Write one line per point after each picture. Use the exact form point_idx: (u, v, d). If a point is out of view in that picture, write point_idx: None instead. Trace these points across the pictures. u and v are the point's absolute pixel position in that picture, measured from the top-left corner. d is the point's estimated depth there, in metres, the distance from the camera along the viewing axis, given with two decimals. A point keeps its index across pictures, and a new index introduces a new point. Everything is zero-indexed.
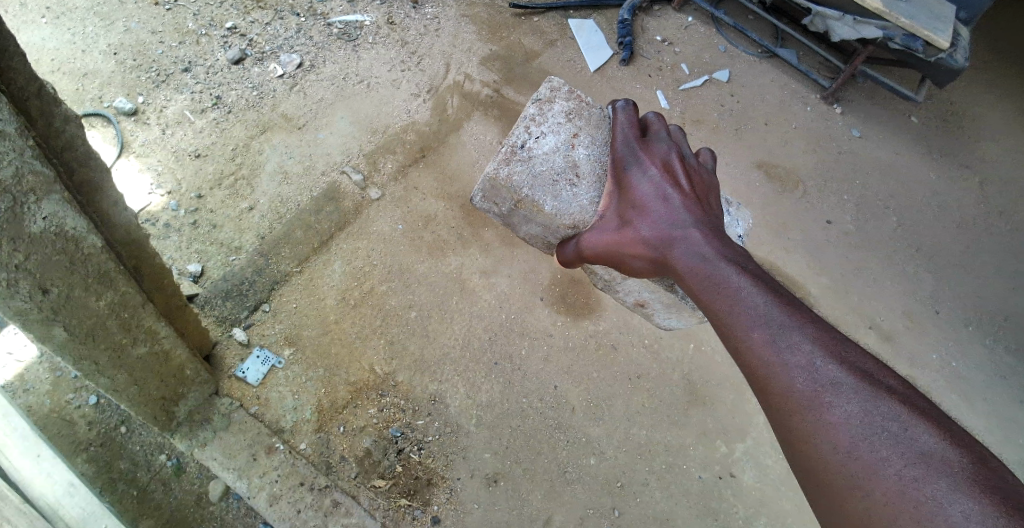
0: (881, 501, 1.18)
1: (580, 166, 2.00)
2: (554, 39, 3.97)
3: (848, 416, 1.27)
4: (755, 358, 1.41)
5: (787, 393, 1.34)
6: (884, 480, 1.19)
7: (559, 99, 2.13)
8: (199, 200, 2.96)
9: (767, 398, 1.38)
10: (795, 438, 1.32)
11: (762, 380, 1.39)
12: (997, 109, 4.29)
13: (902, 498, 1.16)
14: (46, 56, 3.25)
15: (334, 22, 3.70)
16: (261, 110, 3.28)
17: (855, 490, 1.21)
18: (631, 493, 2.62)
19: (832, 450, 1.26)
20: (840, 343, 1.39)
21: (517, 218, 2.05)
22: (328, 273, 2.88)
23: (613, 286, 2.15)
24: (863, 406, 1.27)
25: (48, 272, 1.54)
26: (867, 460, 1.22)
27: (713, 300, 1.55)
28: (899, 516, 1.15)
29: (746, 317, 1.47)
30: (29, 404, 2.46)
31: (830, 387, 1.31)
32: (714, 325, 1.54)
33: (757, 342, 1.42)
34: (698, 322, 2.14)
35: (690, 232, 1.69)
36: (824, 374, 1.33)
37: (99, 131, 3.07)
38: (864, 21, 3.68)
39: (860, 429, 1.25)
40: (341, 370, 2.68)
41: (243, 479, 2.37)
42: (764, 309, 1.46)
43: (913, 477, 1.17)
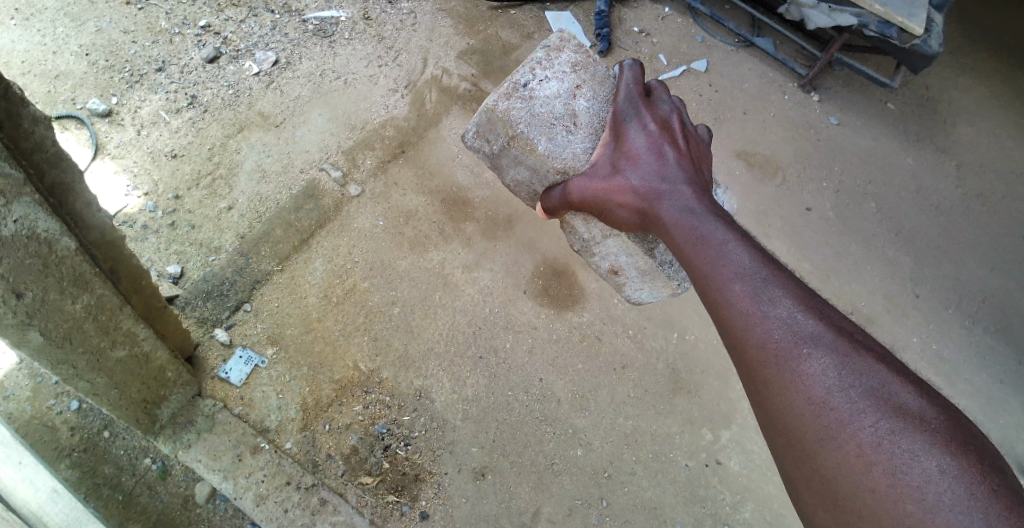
0: (853, 452, 1.19)
1: (578, 116, 2.04)
2: (532, 32, 3.96)
3: (825, 368, 1.29)
4: (733, 307, 1.44)
5: (764, 343, 1.37)
6: (857, 431, 1.20)
7: (568, 49, 2.15)
8: (177, 201, 2.93)
9: (742, 348, 1.41)
10: (770, 389, 1.34)
11: (739, 329, 1.42)
12: (970, 93, 4.35)
13: (876, 450, 1.17)
14: (16, 59, 3.20)
15: (309, 18, 3.67)
16: (237, 109, 3.25)
17: (826, 441, 1.23)
18: (618, 483, 2.64)
19: (806, 401, 1.28)
20: (820, 303, 1.42)
21: (507, 158, 2.11)
22: (310, 271, 2.87)
23: (589, 249, 2.16)
24: (841, 360, 1.29)
25: (22, 276, 1.51)
26: (841, 411, 1.23)
27: (696, 250, 1.59)
28: (870, 466, 1.16)
29: (728, 269, 1.50)
30: (9, 412, 2.42)
31: (809, 339, 1.33)
32: (693, 275, 1.58)
33: (738, 293, 1.45)
34: (670, 294, 2.16)
35: (678, 188, 1.74)
36: (805, 328, 1.35)
37: (73, 133, 3.02)
38: (839, 9, 3.72)
39: (836, 381, 1.27)
40: (325, 368, 2.67)
41: (229, 480, 2.36)
42: (748, 265, 1.49)
43: (888, 431, 1.18)
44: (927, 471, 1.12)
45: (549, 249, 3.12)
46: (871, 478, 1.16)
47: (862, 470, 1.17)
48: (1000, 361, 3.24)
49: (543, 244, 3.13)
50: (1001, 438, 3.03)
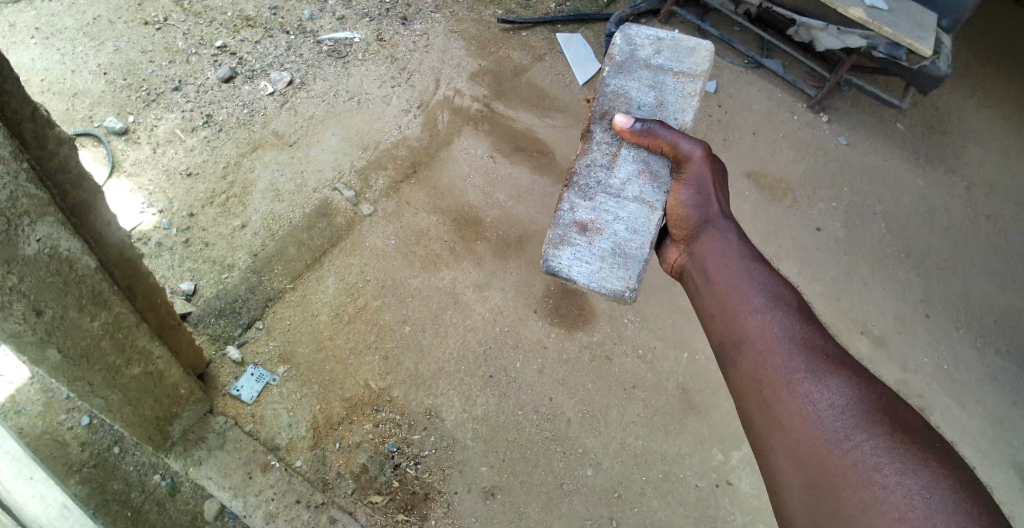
0: (866, 453, 1.41)
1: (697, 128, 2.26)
2: (543, 54, 4.00)
3: (845, 383, 1.54)
4: (767, 320, 1.72)
5: (792, 354, 1.63)
6: (870, 438, 1.43)
7: None
8: (191, 218, 2.97)
9: (768, 354, 1.66)
10: (788, 394, 1.58)
11: (771, 340, 1.68)
12: (980, 115, 4.36)
13: (886, 452, 1.39)
14: (36, 77, 3.26)
15: (324, 39, 3.73)
16: (252, 128, 3.30)
17: (842, 441, 1.45)
18: (628, 504, 2.62)
19: (827, 407, 1.51)
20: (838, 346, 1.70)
21: (652, 77, 2.19)
22: (322, 289, 2.89)
23: (598, 189, 2.06)
24: (859, 383, 1.55)
25: (42, 294, 1.53)
26: (856, 419, 1.47)
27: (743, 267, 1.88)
28: (881, 465, 1.37)
29: (767, 293, 1.79)
30: (21, 426, 2.44)
31: (835, 362, 1.60)
32: (731, 286, 1.85)
33: (778, 316, 1.73)
34: (609, 292, 1.98)
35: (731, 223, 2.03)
36: (832, 354, 1.62)
37: (90, 150, 3.07)
38: (848, 30, 3.77)
39: (855, 395, 1.51)
40: (336, 387, 2.67)
41: (238, 498, 2.35)
42: (787, 301, 1.77)
43: (898, 440, 1.40)
44: (932, 476, 1.33)
45: None
46: (881, 476, 1.36)
47: (873, 467, 1.38)
48: (1014, 384, 3.21)
49: None
50: (1016, 462, 2.99)
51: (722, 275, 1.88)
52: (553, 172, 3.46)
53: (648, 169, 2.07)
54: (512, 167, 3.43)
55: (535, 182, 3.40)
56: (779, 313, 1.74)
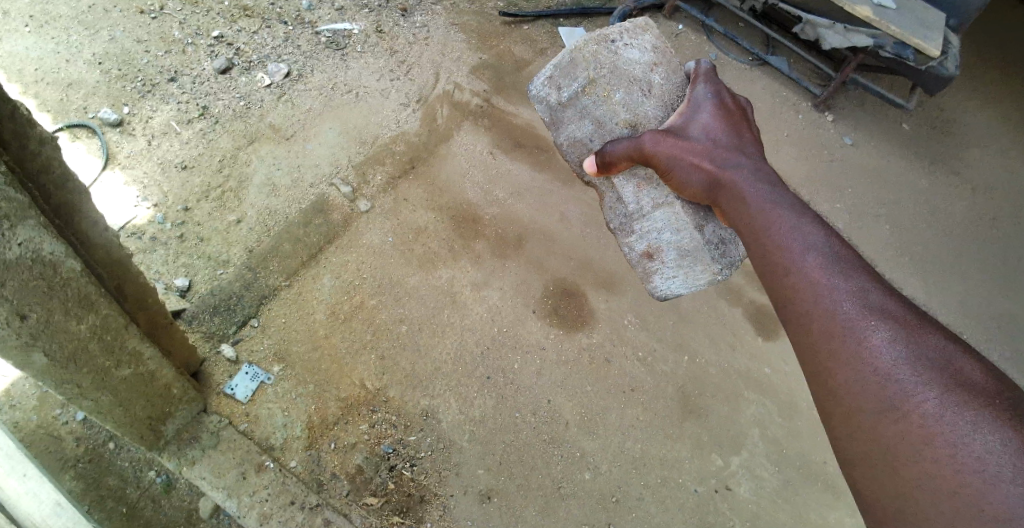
0: (916, 422, 1.27)
1: (653, 85, 2.14)
2: (544, 48, 3.96)
3: (891, 340, 1.37)
4: (799, 277, 1.55)
5: (828, 314, 1.47)
6: (922, 404, 1.28)
7: (649, 34, 2.23)
8: (186, 213, 2.92)
9: (804, 318, 1.50)
10: (830, 361, 1.43)
11: (805, 300, 1.51)
12: (985, 116, 4.32)
13: (937, 421, 1.25)
14: (29, 66, 3.19)
15: (322, 30, 3.68)
16: (248, 120, 3.24)
17: (889, 412, 1.31)
18: (625, 508, 2.60)
19: (871, 371, 1.36)
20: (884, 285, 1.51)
21: (575, 106, 2.21)
22: (318, 287, 2.85)
23: (631, 219, 2.19)
24: (904, 335, 1.38)
25: (25, 298, 1.49)
26: (905, 383, 1.32)
27: (766, 216, 1.70)
28: (933, 436, 1.24)
29: (795, 245, 1.61)
30: (15, 421, 2.41)
31: (877, 313, 1.43)
32: (761, 244, 1.68)
33: (812, 266, 1.55)
34: (705, 284, 2.11)
35: (750, 162, 1.82)
36: (873, 304, 1.44)
37: (84, 142, 3.02)
38: (855, 29, 3.70)
39: (900, 354, 1.35)
40: (331, 387, 2.64)
41: (232, 499, 2.30)
42: (821, 247, 1.58)
43: (950, 404, 1.26)
44: (991, 444, 1.18)
45: (559, 269, 3.11)
46: (936, 449, 1.23)
47: (923, 440, 1.25)
48: None
49: (552, 264, 3.12)
50: None
51: (749, 233, 1.72)
52: (554, 169, 3.43)
53: (641, 179, 2.13)
54: (512, 164, 3.40)
55: (535, 179, 3.37)
56: (809, 264, 1.56)
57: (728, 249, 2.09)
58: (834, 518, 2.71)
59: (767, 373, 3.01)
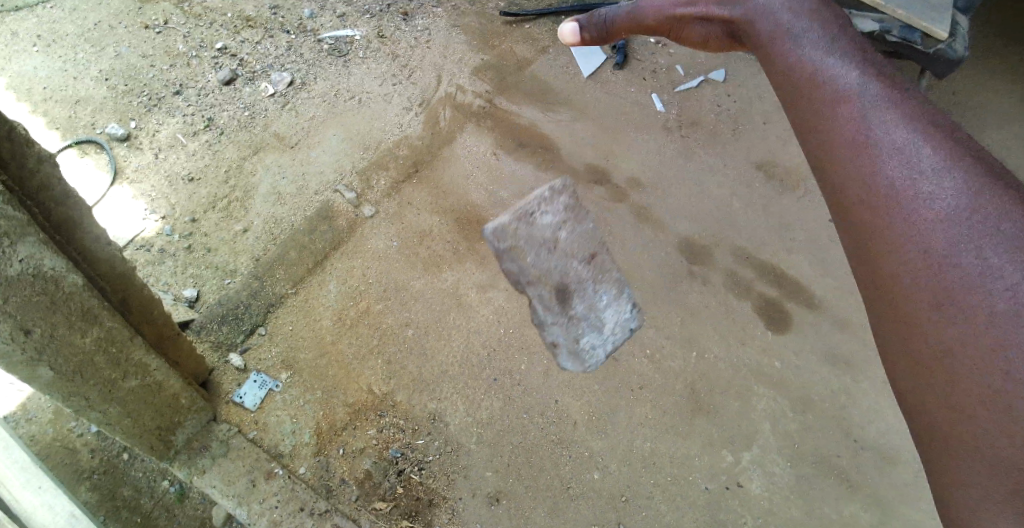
0: (978, 317, 1.11)
1: (563, 232, 2.00)
2: (546, 47, 3.95)
3: (951, 207, 1.18)
4: (835, 127, 1.35)
5: (869, 168, 1.28)
6: (988, 298, 1.11)
7: (564, 200, 2.00)
8: (193, 224, 2.95)
9: (850, 178, 1.29)
10: (876, 226, 1.25)
11: (843, 151, 1.32)
12: (1002, 98, 4.21)
13: (1004, 320, 1.09)
14: (39, 86, 3.26)
15: (324, 37, 3.70)
16: (253, 130, 3.27)
17: (943, 302, 1.16)
18: (636, 508, 2.57)
19: (925, 244, 1.19)
20: (936, 117, 1.31)
21: (509, 255, 1.98)
22: (324, 293, 2.87)
23: (537, 317, 2.11)
24: (969, 199, 1.18)
25: (28, 313, 1.52)
26: (959, 251, 1.15)
27: (800, 63, 1.46)
28: (996, 339, 1.09)
29: (830, 88, 1.39)
30: (32, 434, 2.46)
31: (938, 173, 1.21)
32: (788, 90, 1.48)
33: (857, 122, 1.32)
34: (596, 363, 2.17)
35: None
36: (928, 163, 1.23)
37: (92, 158, 3.07)
38: (861, 14, 3.64)
39: (961, 226, 1.16)
40: (339, 392, 2.65)
41: (242, 506, 2.32)
42: (868, 97, 1.34)
43: (1021, 298, 1.09)
44: None
45: None
46: (997, 360, 1.09)
47: (982, 344, 1.10)
48: None
49: None
50: None
51: (774, 77, 1.53)
52: (558, 168, 3.42)
53: (547, 299, 2.04)
54: (516, 164, 3.39)
55: (539, 179, 3.36)
56: (849, 107, 1.35)
57: (614, 334, 2.16)
58: (850, 514, 2.66)
59: (779, 368, 2.97)
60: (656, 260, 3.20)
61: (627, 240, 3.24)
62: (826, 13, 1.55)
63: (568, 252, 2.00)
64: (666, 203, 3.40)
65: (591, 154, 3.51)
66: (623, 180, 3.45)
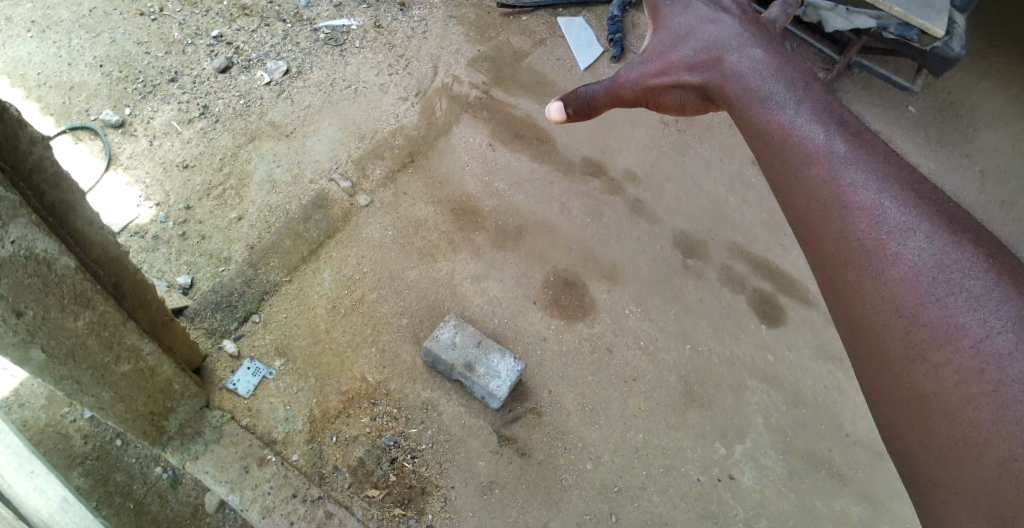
0: (949, 373, 1.13)
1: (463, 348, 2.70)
2: (543, 39, 3.95)
3: (919, 266, 1.21)
4: (813, 192, 1.38)
5: (851, 234, 1.30)
6: (960, 353, 1.13)
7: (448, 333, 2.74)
8: (188, 211, 2.94)
9: (826, 241, 1.34)
10: (854, 290, 1.28)
11: (824, 219, 1.35)
12: (995, 97, 4.25)
13: (976, 376, 1.10)
14: (32, 71, 3.24)
15: (320, 26, 3.69)
16: (248, 119, 3.27)
17: (918, 359, 1.18)
18: (627, 498, 2.59)
19: (898, 304, 1.21)
20: (912, 176, 1.33)
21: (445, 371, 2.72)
22: (318, 282, 2.87)
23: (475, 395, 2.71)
24: (937, 257, 1.20)
25: (20, 295, 1.51)
26: (948, 316, 1.16)
27: (771, 119, 1.50)
28: (971, 395, 1.10)
29: (806, 149, 1.42)
30: (24, 419, 2.45)
31: (904, 233, 1.25)
32: (765, 151, 1.50)
33: (827, 182, 1.36)
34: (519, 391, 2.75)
35: (742, 48, 1.61)
36: (894, 221, 1.27)
37: (86, 144, 3.05)
38: (857, 10, 3.67)
39: (931, 285, 1.19)
40: (333, 380, 2.65)
41: (235, 492, 2.32)
42: (836, 154, 1.38)
43: (993, 353, 1.10)
44: None
45: (560, 260, 3.10)
46: (971, 414, 1.10)
47: (960, 400, 1.12)
48: None
49: (552, 255, 3.11)
50: None
51: (753, 140, 1.55)
52: (554, 161, 3.43)
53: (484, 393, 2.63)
54: (512, 156, 3.40)
55: (535, 171, 3.37)
56: (823, 168, 1.38)
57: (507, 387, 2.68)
58: (840, 507, 2.68)
59: (772, 361, 2.99)
60: (651, 252, 3.21)
61: (623, 233, 3.25)
62: (795, 73, 1.59)
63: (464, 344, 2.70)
64: (661, 197, 3.42)
65: (587, 146, 3.52)
66: (618, 173, 3.46)
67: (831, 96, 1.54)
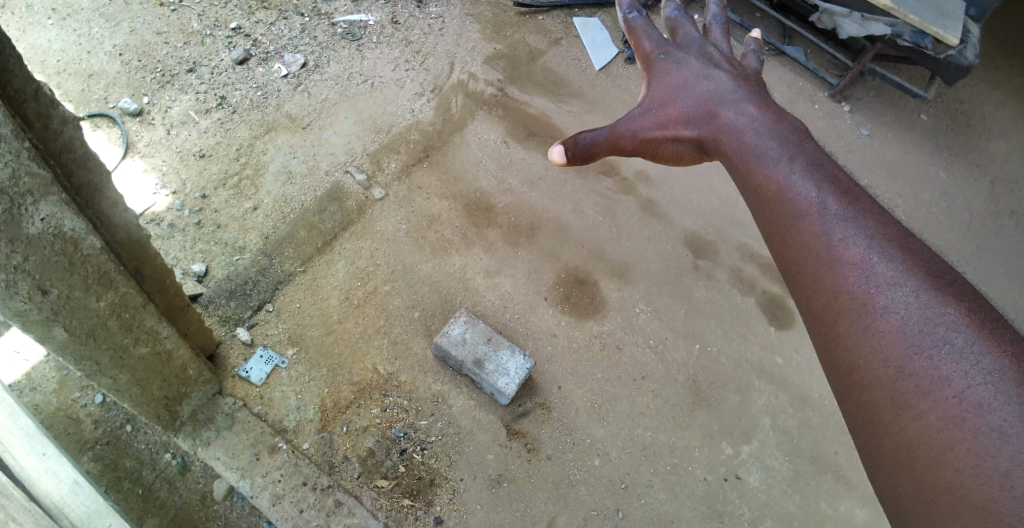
0: (934, 421, 1.12)
1: (474, 343, 2.71)
2: (559, 38, 3.98)
3: (903, 319, 1.20)
4: (805, 245, 1.39)
5: (840, 286, 1.30)
6: (943, 400, 1.11)
7: (459, 328, 2.74)
8: (203, 200, 2.96)
9: (814, 291, 1.35)
10: (839, 342, 1.28)
11: (815, 272, 1.35)
12: (1007, 108, 4.25)
13: (959, 424, 1.09)
14: (52, 58, 3.26)
15: (338, 21, 3.71)
16: (265, 110, 3.29)
17: (903, 407, 1.16)
18: (633, 496, 2.59)
19: (883, 356, 1.20)
20: (901, 233, 1.33)
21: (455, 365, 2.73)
22: (332, 273, 2.88)
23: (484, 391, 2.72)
24: (923, 310, 1.20)
25: (48, 274, 1.53)
26: (933, 367, 1.14)
27: (763, 173, 1.54)
28: (954, 441, 1.08)
29: (797, 205, 1.44)
30: (35, 403, 2.47)
31: (889, 286, 1.25)
32: (761, 203, 1.53)
33: (812, 233, 1.38)
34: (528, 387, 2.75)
35: (737, 107, 1.67)
36: (880, 273, 1.27)
37: (104, 131, 3.07)
38: (872, 18, 3.68)
39: (916, 337, 1.18)
40: (344, 371, 2.67)
41: (246, 479, 2.34)
42: (821, 205, 1.41)
43: (976, 403, 1.09)
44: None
45: (571, 257, 3.11)
46: (954, 459, 1.08)
47: (943, 446, 1.09)
48: None
49: (564, 252, 3.13)
50: None
51: (747, 188, 1.57)
52: None
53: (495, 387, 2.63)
54: (526, 153, 3.42)
55: (548, 168, 3.39)
56: (814, 223, 1.39)
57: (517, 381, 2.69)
58: (845, 510, 2.68)
59: (780, 364, 2.99)
60: (662, 252, 3.22)
61: (634, 232, 3.25)
62: (785, 128, 1.62)
63: (474, 339, 2.71)
64: (672, 197, 3.42)
65: None
66: (630, 173, 3.47)
67: (823, 154, 1.57)
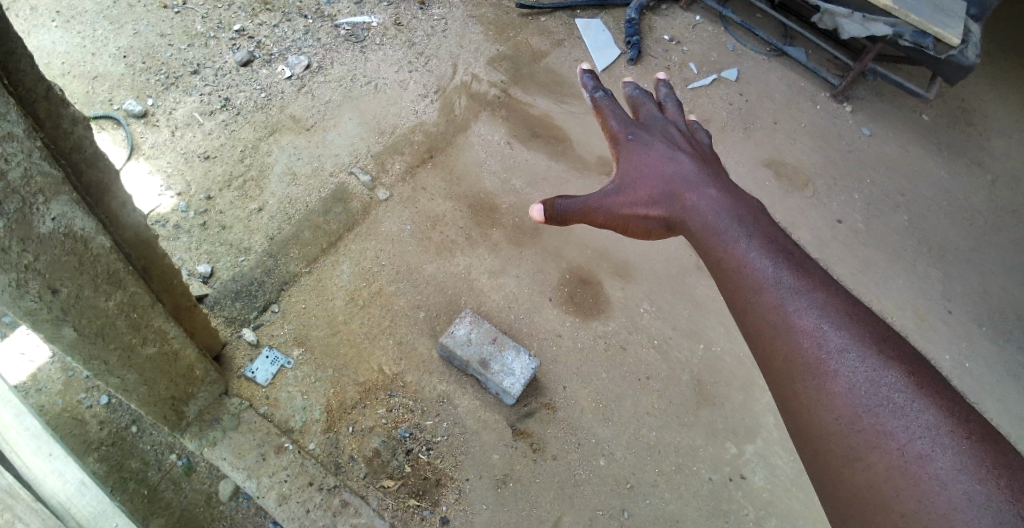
0: (881, 472, 1.23)
1: (479, 343, 2.71)
2: (561, 40, 3.99)
3: (852, 386, 1.32)
4: (763, 315, 1.50)
5: (796, 353, 1.41)
6: (887, 451, 1.24)
7: (464, 328, 2.74)
8: (208, 201, 2.97)
9: (773, 359, 1.45)
10: (799, 407, 1.38)
11: (773, 339, 1.46)
12: (1009, 108, 4.26)
13: (903, 474, 1.20)
14: (57, 60, 3.27)
15: (342, 23, 3.72)
16: (269, 112, 3.30)
17: (854, 461, 1.27)
18: (639, 495, 2.59)
19: (836, 418, 1.32)
20: (848, 301, 1.46)
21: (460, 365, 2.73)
22: (337, 274, 2.89)
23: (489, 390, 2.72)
24: (870, 375, 1.32)
25: (58, 273, 1.54)
26: (879, 423, 1.27)
27: (727, 244, 1.65)
28: (899, 488, 1.20)
29: (757, 276, 1.55)
30: (41, 404, 2.47)
31: (838, 354, 1.36)
32: (723, 275, 1.63)
33: (769, 304, 1.49)
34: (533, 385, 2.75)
35: (700, 181, 1.79)
36: (831, 340, 1.38)
37: (109, 133, 3.07)
38: (872, 18, 3.67)
39: (863, 400, 1.30)
40: (350, 371, 2.67)
41: (252, 479, 2.34)
42: (776, 276, 1.53)
43: (915, 454, 1.21)
44: (957, 496, 1.14)
45: (576, 257, 3.12)
46: (899, 504, 1.19)
47: (890, 493, 1.21)
48: None
49: (568, 252, 3.13)
50: None
51: (714, 257, 1.67)
52: (570, 160, 3.45)
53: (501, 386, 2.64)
54: (530, 154, 3.43)
55: (551, 168, 3.40)
56: (771, 294, 1.51)
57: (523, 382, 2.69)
58: None
59: None
60: (666, 252, 3.23)
61: None
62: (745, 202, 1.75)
63: (480, 339, 2.72)
64: None
65: (603, 146, 3.55)
66: None
67: (779, 230, 1.70)
